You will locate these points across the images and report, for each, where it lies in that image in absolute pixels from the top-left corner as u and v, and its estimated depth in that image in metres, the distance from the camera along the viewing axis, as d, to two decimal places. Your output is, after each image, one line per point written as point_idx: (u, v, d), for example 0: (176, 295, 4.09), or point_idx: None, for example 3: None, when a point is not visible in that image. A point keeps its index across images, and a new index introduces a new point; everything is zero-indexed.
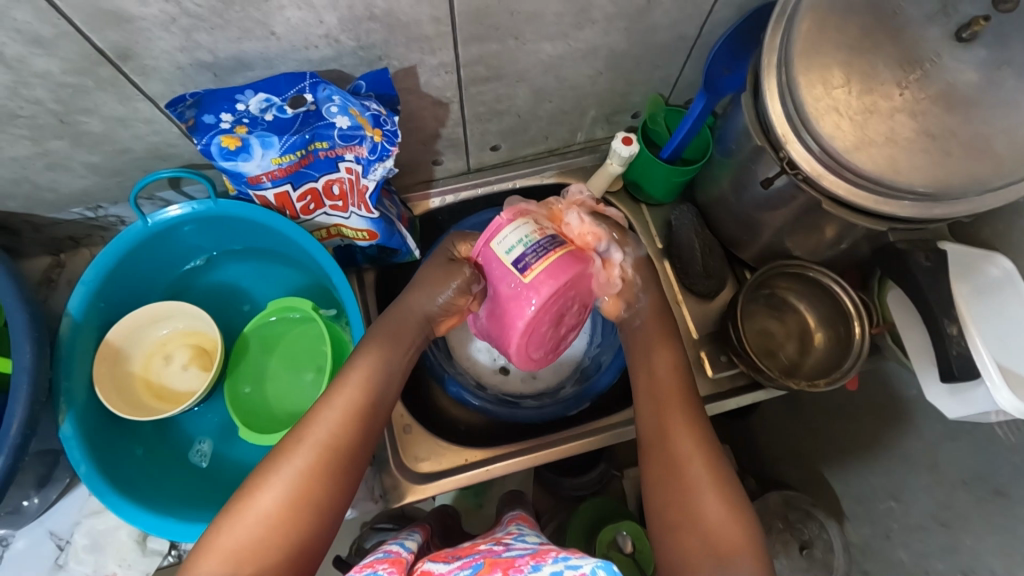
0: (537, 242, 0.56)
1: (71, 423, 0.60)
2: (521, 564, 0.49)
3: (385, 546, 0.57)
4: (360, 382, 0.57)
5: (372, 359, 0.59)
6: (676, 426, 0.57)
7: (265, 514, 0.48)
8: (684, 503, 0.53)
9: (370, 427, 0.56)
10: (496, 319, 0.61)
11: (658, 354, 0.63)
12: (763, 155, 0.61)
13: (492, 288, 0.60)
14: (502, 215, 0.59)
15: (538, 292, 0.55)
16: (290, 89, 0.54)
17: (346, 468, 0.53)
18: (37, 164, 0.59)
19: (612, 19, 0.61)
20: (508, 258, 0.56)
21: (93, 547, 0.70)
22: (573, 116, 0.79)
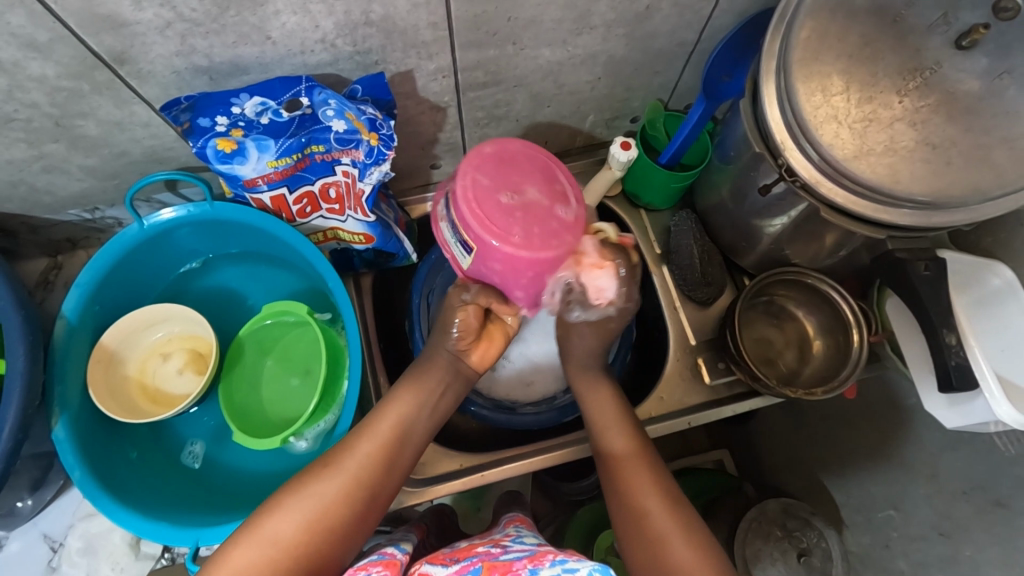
0: (449, 225, 0.58)
1: (65, 426, 0.60)
2: (518, 568, 0.50)
3: (382, 548, 0.58)
4: (394, 420, 0.61)
5: (405, 401, 0.62)
6: (642, 487, 0.60)
7: (282, 534, 0.52)
8: (656, 551, 0.56)
9: (394, 467, 0.59)
10: (510, 272, 0.57)
11: (601, 412, 0.67)
12: (763, 162, 0.61)
13: (500, 279, 0.60)
14: (444, 254, 0.63)
15: (470, 225, 0.54)
16: (286, 92, 0.54)
17: (365, 504, 0.56)
18: (33, 166, 0.59)
19: (610, 25, 0.61)
20: (468, 260, 0.59)
21: (87, 551, 0.69)
22: (572, 121, 0.79)
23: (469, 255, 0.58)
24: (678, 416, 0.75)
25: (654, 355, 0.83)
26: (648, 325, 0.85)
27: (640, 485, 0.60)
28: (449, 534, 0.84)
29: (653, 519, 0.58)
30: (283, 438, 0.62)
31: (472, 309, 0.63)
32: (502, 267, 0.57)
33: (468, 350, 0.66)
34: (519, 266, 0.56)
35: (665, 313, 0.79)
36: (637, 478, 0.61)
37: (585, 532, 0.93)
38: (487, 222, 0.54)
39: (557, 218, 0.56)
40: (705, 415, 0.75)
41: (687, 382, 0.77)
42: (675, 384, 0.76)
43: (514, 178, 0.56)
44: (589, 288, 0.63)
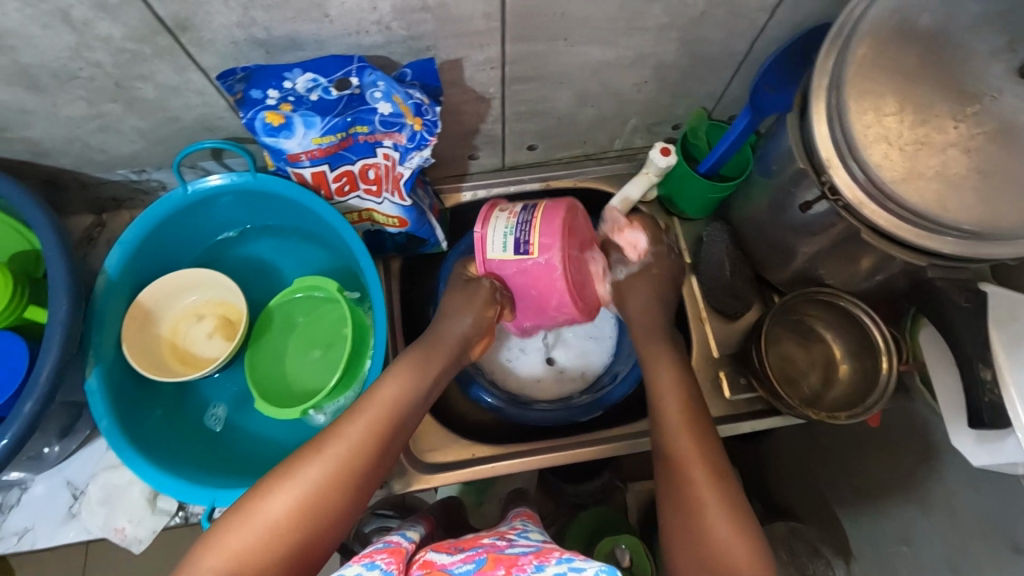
0: (518, 224, 0.66)
1: (98, 377, 0.61)
2: (524, 563, 0.50)
3: (387, 536, 0.59)
4: (387, 401, 0.61)
5: (395, 385, 0.62)
6: (687, 447, 0.61)
7: (274, 519, 0.52)
8: (692, 511, 0.57)
9: (388, 451, 0.59)
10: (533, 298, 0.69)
11: (660, 372, 0.68)
12: (806, 177, 0.60)
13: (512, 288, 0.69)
14: (476, 228, 0.67)
15: (551, 248, 0.65)
16: (337, 71, 0.55)
17: (358, 487, 0.56)
18: (90, 125, 0.61)
19: (662, 28, 0.61)
20: (502, 255, 0.66)
21: (106, 501, 0.67)
22: (613, 123, 0.79)
23: (511, 253, 0.66)
24: None
25: None
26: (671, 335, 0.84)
27: (686, 443, 0.61)
28: (460, 529, 0.85)
29: (693, 480, 0.59)
30: (301, 410, 0.63)
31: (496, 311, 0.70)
32: (555, 292, 0.67)
33: (473, 343, 0.71)
34: (567, 301, 0.68)
35: (690, 325, 0.79)
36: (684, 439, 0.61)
37: (587, 537, 0.93)
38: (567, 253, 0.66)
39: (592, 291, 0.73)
40: (722, 428, 0.74)
41: (707, 394, 0.76)
42: None
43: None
44: (627, 243, 0.77)
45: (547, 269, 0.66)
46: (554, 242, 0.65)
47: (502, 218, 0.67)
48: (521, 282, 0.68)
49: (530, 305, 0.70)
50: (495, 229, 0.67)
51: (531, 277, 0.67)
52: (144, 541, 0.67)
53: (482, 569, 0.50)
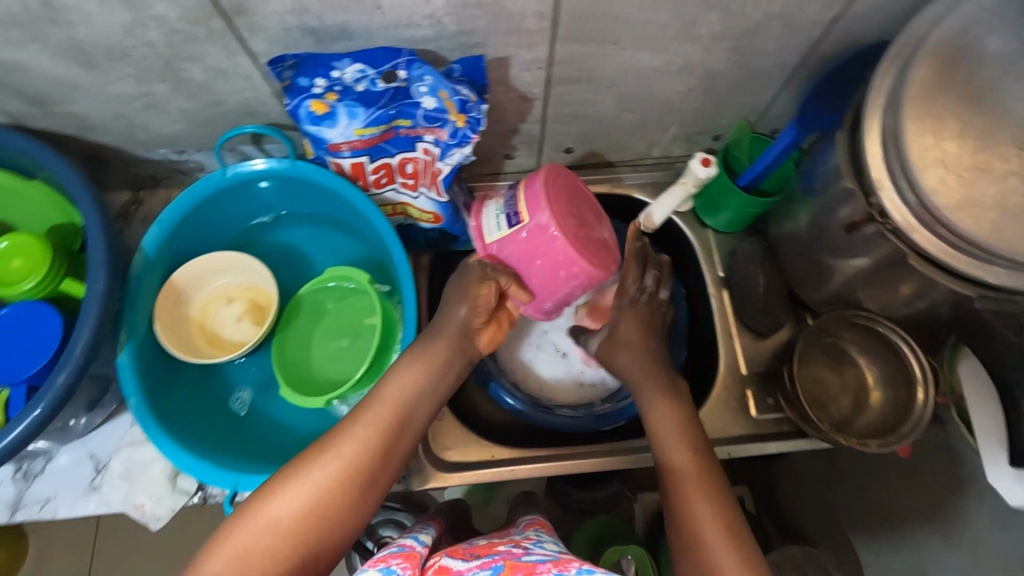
0: (505, 201, 0.65)
1: (129, 353, 0.62)
2: (544, 570, 0.50)
3: (400, 540, 0.58)
4: (392, 403, 0.59)
5: (402, 387, 0.60)
6: (693, 479, 0.58)
7: (277, 523, 0.52)
8: (699, 548, 0.54)
9: (392, 456, 0.58)
10: (540, 270, 0.63)
11: (658, 408, 0.64)
12: (853, 198, 0.59)
13: (518, 266, 0.64)
14: (472, 223, 0.68)
15: (539, 209, 0.61)
16: (386, 63, 0.55)
17: (363, 491, 0.56)
18: (137, 103, 0.61)
19: (716, 37, 0.60)
20: (499, 233, 0.64)
21: (127, 476, 0.68)
22: (654, 130, 0.77)
23: (503, 227, 0.63)
24: (718, 445, 0.73)
25: (699, 379, 0.81)
26: (697, 348, 0.83)
27: (691, 476, 0.58)
28: (466, 529, 0.84)
29: (700, 517, 0.56)
30: (326, 400, 0.63)
31: (493, 287, 0.64)
32: (560, 250, 0.61)
33: (478, 329, 0.66)
34: (576, 255, 0.61)
35: (718, 339, 0.78)
36: (692, 473, 0.59)
37: (592, 543, 0.92)
38: (561, 214, 0.62)
39: (608, 251, 0.64)
40: (745, 448, 0.73)
41: (732, 412, 0.75)
42: (719, 412, 0.75)
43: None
44: None
45: (543, 225, 0.61)
46: (540, 202, 0.61)
47: (493, 203, 0.66)
48: (524, 255, 0.63)
49: (542, 276, 0.63)
50: (488, 216, 0.66)
51: (531, 248, 0.62)
52: (162, 518, 0.67)
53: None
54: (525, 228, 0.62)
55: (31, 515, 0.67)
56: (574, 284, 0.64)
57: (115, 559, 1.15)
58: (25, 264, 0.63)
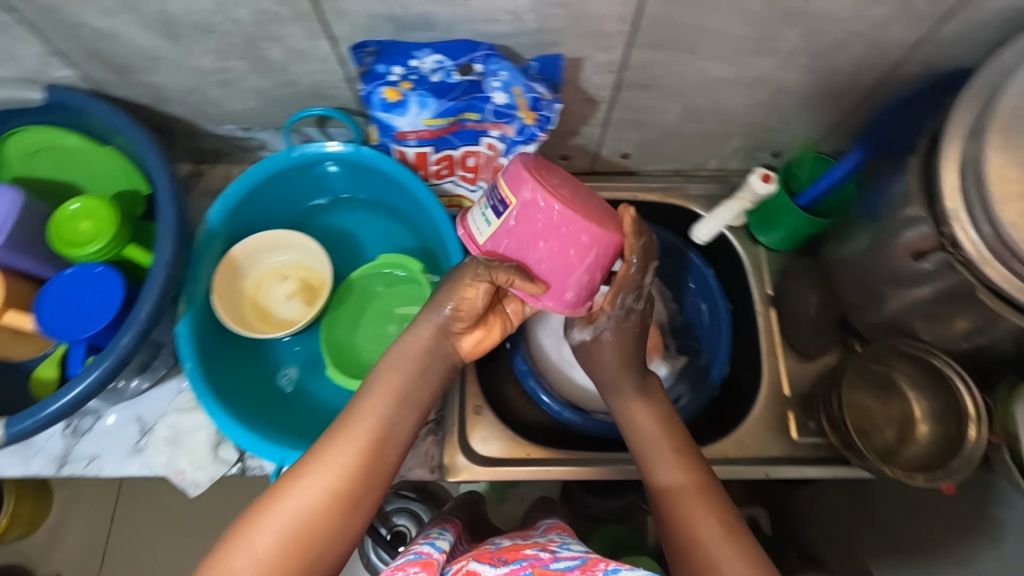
0: (491, 192, 0.57)
1: (186, 321, 0.63)
2: None
3: (417, 547, 0.56)
4: (373, 415, 0.55)
5: (382, 396, 0.56)
6: (687, 499, 0.55)
7: (256, 556, 0.47)
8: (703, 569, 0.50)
9: (377, 471, 0.53)
10: (546, 253, 0.54)
11: (638, 407, 0.62)
12: (923, 226, 0.57)
13: (521, 255, 0.55)
14: (463, 230, 0.60)
15: (527, 184, 0.53)
16: (464, 55, 0.56)
17: (344, 513, 0.51)
18: (214, 78, 0.63)
19: (793, 52, 0.59)
20: (492, 227, 0.56)
21: (171, 441, 0.70)
22: (714, 141, 0.77)
23: (494, 220, 0.55)
24: (756, 464, 0.71)
25: (738, 397, 0.80)
26: (738, 365, 0.82)
27: (686, 491, 0.55)
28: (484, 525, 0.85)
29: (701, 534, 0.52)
30: None
31: (483, 288, 0.57)
32: (558, 221, 0.52)
33: (461, 332, 0.60)
34: (579, 220, 0.52)
35: (762, 358, 0.77)
36: (686, 489, 0.55)
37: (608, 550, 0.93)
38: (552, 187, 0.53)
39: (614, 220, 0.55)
40: (785, 470, 0.71)
41: (771, 432, 0.74)
42: (759, 431, 0.74)
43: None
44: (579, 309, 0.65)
45: (532, 198, 0.52)
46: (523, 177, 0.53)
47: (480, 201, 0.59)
48: (525, 241, 0.54)
49: (549, 257, 0.54)
50: (476, 215, 0.58)
51: (529, 229, 0.53)
52: (201, 486, 0.68)
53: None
54: (516, 206, 0.53)
55: (77, 471, 0.69)
56: (589, 259, 0.54)
57: (136, 518, 1.18)
58: (93, 227, 0.65)
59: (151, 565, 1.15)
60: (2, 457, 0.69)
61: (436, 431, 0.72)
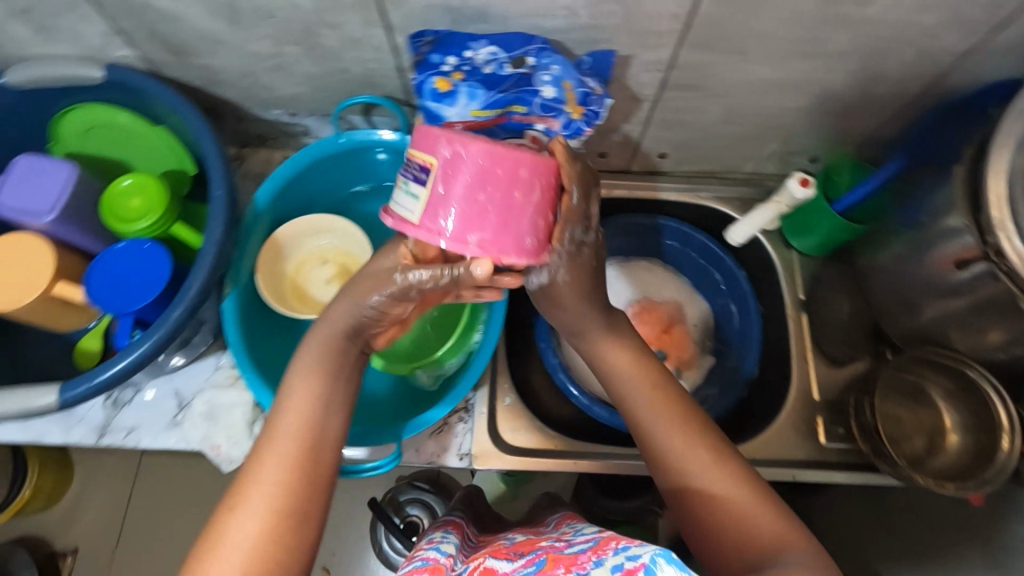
0: (409, 164, 0.50)
1: (232, 298, 0.65)
2: (582, 560, 0.41)
3: (423, 554, 0.51)
4: (292, 429, 0.50)
5: (298, 405, 0.51)
6: (677, 440, 0.54)
7: None
8: (707, 504, 0.50)
9: (314, 479, 0.49)
10: (492, 202, 0.48)
11: (614, 352, 0.60)
12: (966, 235, 0.57)
13: (467, 216, 0.48)
14: (385, 220, 0.51)
15: (448, 142, 0.47)
16: (519, 48, 0.57)
17: (299, 524, 0.47)
18: (268, 63, 0.64)
19: (842, 56, 0.60)
20: (423, 199, 0.48)
21: (208, 417, 0.71)
22: (752, 144, 0.77)
23: (423, 189, 0.48)
24: (784, 466, 0.71)
25: (765, 399, 0.80)
26: (765, 369, 0.82)
27: (677, 432, 0.54)
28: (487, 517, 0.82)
29: (699, 472, 0.52)
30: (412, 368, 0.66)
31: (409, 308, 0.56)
32: (491, 163, 0.47)
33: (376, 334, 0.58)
34: (510, 154, 0.48)
35: (792, 361, 0.77)
36: (674, 431, 0.54)
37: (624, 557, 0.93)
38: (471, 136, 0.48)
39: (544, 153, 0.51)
40: (814, 473, 0.71)
41: (798, 435, 0.74)
42: (786, 434, 0.74)
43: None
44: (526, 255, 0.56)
45: (456, 147, 0.47)
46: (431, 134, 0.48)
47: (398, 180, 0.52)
48: (466, 197, 0.48)
49: (496, 206, 0.48)
50: (396, 199, 0.51)
51: (464, 182, 0.48)
52: (236, 462, 0.70)
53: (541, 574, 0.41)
54: (441, 163, 0.47)
55: (116, 442, 0.71)
56: (537, 196, 0.49)
57: (156, 492, 1.21)
58: (143, 203, 0.67)
59: (170, 537, 1.18)
60: (45, 424, 0.71)
61: (466, 420, 0.72)
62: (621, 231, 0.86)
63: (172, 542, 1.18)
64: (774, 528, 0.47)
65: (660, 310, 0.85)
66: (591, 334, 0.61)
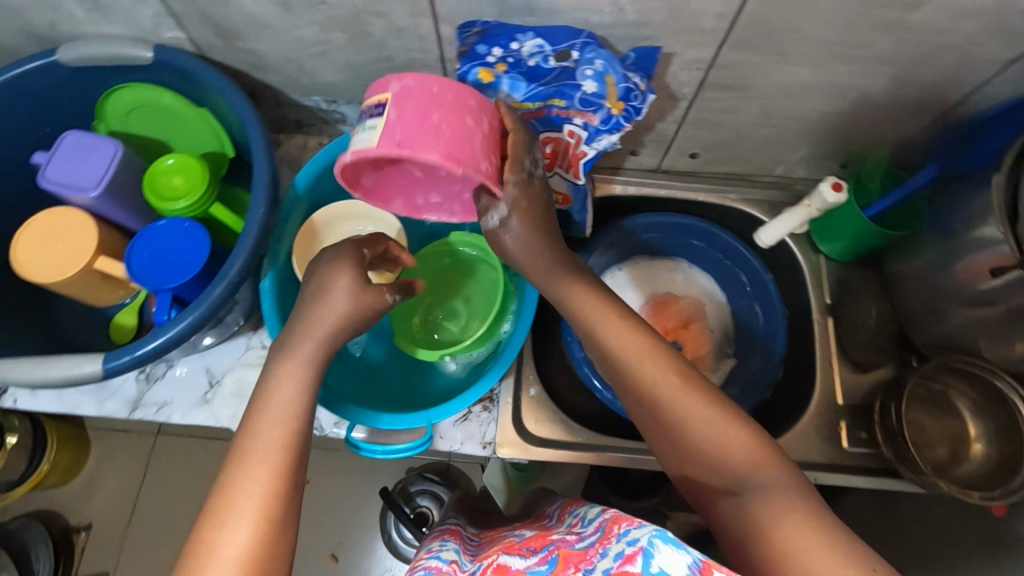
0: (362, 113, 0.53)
1: (270, 278, 0.66)
2: (588, 553, 0.39)
3: (425, 563, 0.47)
4: (275, 433, 0.47)
5: (280, 408, 0.48)
6: (648, 374, 0.51)
7: None
8: (682, 436, 0.49)
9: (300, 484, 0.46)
10: (446, 120, 0.51)
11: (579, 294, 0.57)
12: (1003, 244, 0.57)
13: (425, 132, 0.51)
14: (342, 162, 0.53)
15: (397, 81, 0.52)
16: (565, 42, 0.57)
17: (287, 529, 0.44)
18: (312, 49, 0.65)
19: (883, 61, 0.60)
20: (380, 127, 0.51)
21: (238, 395, 0.72)
22: (785, 147, 0.77)
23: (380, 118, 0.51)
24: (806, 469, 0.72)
25: (788, 402, 0.80)
26: (788, 372, 0.82)
27: (647, 366, 0.52)
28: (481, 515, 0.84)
29: (671, 403, 0.50)
30: (439, 355, 0.66)
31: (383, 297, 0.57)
32: (442, 92, 0.52)
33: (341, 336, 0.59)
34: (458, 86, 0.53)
35: (817, 365, 0.77)
36: (645, 366, 0.52)
37: None
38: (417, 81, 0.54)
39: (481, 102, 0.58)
40: (837, 477, 0.71)
41: (821, 438, 0.74)
42: (809, 437, 0.74)
43: (417, 196, 0.64)
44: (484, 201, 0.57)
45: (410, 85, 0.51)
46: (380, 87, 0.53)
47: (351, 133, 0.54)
48: (424, 118, 0.51)
49: (451, 125, 0.52)
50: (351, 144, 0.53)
51: (420, 106, 0.51)
52: None
53: (551, 575, 0.38)
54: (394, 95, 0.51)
55: (148, 415, 0.72)
56: (486, 122, 0.54)
57: (171, 472, 1.22)
58: (185, 183, 0.68)
59: (184, 515, 1.19)
60: (78, 396, 0.72)
61: (490, 409, 0.73)
62: (644, 228, 0.86)
63: (186, 519, 1.19)
64: (745, 442, 0.47)
65: (681, 307, 0.86)
66: (551, 277, 0.59)
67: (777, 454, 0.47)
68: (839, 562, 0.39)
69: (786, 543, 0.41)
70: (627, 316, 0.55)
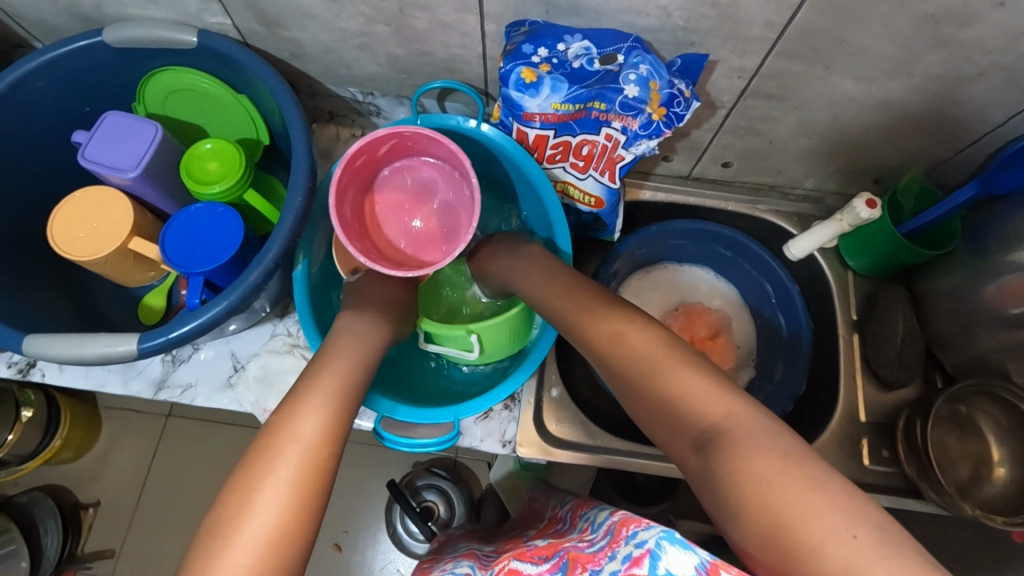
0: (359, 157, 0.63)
1: (303, 265, 0.67)
2: (594, 557, 0.38)
3: None
4: (337, 376, 0.54)
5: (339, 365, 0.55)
6: (625, 342, 0.50)
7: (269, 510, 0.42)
8: (659, 400, 0.46)
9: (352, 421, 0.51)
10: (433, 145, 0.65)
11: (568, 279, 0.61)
12: None
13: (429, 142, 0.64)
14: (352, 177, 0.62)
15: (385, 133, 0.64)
16: (611, 45, 0.57)
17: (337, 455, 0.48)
18: (354, 41, 0.65)
19: (929, 78, 0.59)
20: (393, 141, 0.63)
21: (262, 380, 0.73)
22: (819, 160, 0.77)
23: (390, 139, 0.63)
24: None
25: (809, 416, 0.80)
26: (811, 386, 0.82)
27: (628, 333, 0.51)
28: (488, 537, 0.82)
29: (649, 365, 0.48)
30: (466, 329, 0.66)
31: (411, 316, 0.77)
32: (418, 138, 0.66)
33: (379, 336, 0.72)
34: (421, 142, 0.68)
35: (841, 381, 0.77)
36: (626, 333, 0.51)
37: None
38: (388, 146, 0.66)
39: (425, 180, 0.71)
40: None
41: (843, 454, 0.74)
42: (832, 452, 0.74)
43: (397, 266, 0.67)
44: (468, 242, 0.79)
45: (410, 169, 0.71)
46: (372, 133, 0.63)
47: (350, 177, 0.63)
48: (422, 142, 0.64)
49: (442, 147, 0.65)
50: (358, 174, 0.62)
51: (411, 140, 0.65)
52: None
53: None
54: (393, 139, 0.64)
55: (172, 397, 0.73)
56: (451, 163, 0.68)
57: (181, 454, 1.23)
58: (220, 168, 0.68)
59: (194, 497, 1.20)
60: (105, 374, 0.73)
61: (511, 408, 0.73)
62: (672, 235, 0.86)
63: (196, 502, 1.20)
64: (714, 395, 0.43)
65: (710, 318, 0.85)
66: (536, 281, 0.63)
67: (757, 410, 0.42)
68: (822, 496, 0.36)
69: (759, 477, 0.38)
70: (606, 297, 0.56)
